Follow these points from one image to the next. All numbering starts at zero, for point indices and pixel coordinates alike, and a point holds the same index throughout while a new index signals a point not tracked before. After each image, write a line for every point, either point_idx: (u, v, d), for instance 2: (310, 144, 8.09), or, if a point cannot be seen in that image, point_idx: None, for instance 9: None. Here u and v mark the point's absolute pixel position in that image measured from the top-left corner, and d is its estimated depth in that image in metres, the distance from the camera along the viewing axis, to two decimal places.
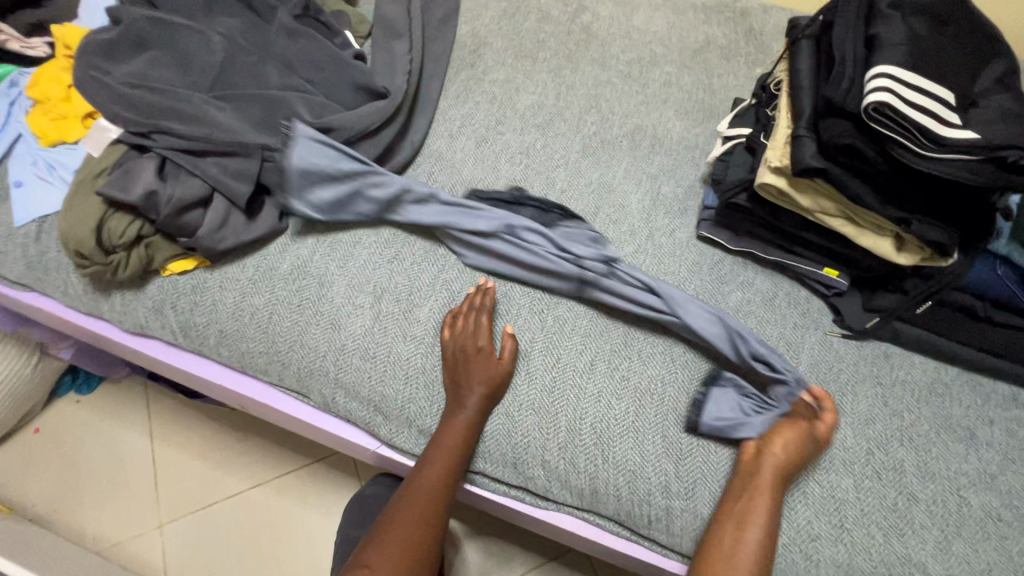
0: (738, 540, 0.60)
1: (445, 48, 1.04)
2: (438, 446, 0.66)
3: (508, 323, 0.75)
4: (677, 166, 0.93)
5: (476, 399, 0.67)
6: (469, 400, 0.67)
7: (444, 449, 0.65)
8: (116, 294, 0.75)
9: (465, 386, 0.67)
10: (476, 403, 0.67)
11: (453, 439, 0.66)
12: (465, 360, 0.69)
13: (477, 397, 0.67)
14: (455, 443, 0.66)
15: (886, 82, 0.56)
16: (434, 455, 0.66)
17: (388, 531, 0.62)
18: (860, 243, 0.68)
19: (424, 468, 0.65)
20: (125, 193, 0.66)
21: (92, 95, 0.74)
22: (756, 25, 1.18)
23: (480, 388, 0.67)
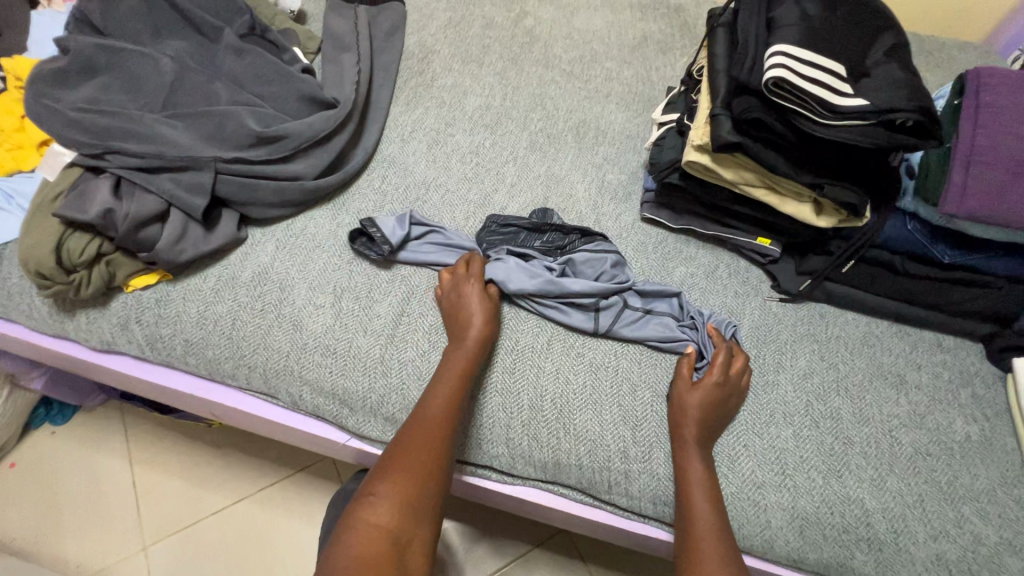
0: (685, 480, 0.65)
1: (394, 59, 1.08)
2: (443, 375, 0.68)
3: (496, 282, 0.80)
4: (621, 155, 0.99)
5: (476, 332, 0.71)
6: (470, 334, 0.71)
7: (450, 376, 0.68)
8: (81, 313, 0.77)
9: (468, 323, 0.72)
10: (477, 336, 0.71)
11: (457, 367, 0.68)
12: (461, 304, 0.74)
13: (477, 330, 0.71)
14: (457, 370, 0.68)
15: (781, 59, 0.61)
16: (439, 382, 0.68)
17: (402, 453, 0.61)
18: (783, 210, 0.74)
19: (431, 395, 0.66)
20: (82, 212, 0.69)
21: (44, 122, 0.76)
22: (690, 19, 1.24)
23: (479, 323, 0.72)
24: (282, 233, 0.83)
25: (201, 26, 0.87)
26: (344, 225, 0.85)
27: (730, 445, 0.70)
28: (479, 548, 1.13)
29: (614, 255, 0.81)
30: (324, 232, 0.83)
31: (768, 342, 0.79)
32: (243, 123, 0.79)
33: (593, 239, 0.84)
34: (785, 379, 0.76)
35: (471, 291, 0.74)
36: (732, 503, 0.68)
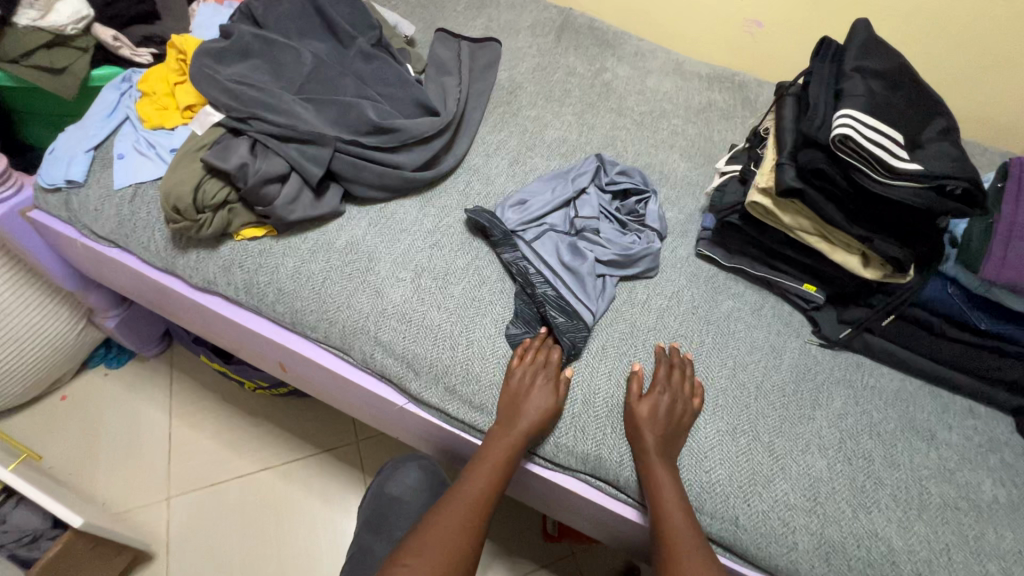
0: (650, 473, 0.70)
1: (488, 87, 1.21)
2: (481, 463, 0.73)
3: (634, 362, 0.82)
4: (681, 197, 1.08)
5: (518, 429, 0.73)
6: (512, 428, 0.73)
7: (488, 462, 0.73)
8: (192, 251, 0.86)
9: (517, 418, 0.73)
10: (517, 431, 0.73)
11: (498, 460, 0.72)
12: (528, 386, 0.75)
13: (526, 427, 0.73)
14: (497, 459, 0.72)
15: (848, 120, 0.70)
16: (477, 471, 0.73)
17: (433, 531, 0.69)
18: (832, 258, 0.81)
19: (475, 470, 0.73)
20: (223, 162, 0.80)
21: (201, 87, 0.89)
22: (751, 94, 1.37)
23: (529, 416, 0.73)
24: (376, 213, 0.93)
25: (339, 32, 1.01)
26: (430, 215, 0.94)
27: (765, 465, 0.74)
28: (486, 558, 1.14)
29: (518, 209, 0.94)
30: (411, 218, 0.93)
31: (806, 380, 0.84)
32: (364, 113, 0.91)
33: (515, 219, 0.92)
34: (821, 415, 0.80)
35: (536, 375, 0.76)
36: (762, 519, 0.71)
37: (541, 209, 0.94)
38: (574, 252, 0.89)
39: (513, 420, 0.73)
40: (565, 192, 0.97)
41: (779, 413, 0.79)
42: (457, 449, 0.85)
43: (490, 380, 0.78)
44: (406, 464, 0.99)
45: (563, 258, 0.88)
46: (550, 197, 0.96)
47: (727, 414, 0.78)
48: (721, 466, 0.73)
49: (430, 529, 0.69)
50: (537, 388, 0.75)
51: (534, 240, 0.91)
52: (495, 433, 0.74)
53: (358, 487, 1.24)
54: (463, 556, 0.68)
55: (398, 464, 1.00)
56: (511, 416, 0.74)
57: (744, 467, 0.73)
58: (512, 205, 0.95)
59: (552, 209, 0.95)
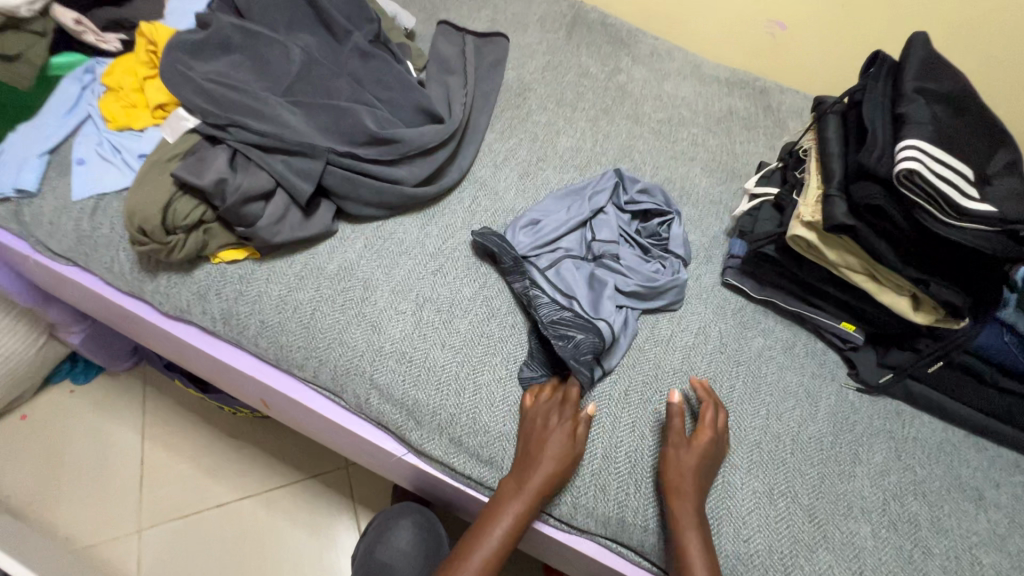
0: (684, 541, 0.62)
1: (494, 88, 1.11)
2: (493, 521, 0.64)
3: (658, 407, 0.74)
4: (704, 217, 1.00)
5: (536, 482, 0.64)
6: (530, 480, 0.64)
7: (502, 521, 0.64)
8: (163, 276, 0.76)
9: (536, 469, 0.65)
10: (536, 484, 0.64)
11: (512, 518, 0.64)
12: (551, 431, 0.66)
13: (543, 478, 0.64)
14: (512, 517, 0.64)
15: (914, 153, 0.62)
16: (487, 531, 0.64)
17: None
18: (879, 299, 0.73)
19: (485, 530, 0.64)
20: (198, 177, 0.69)
21: (173, 87, 0.78)
22: (775, 102, 1.28)
23: (550, 466, 0.65)
24: (372, 233, 0.83)
25: (332, 25, 0.90)
26: (432, 235, 0.85)
27: (806, 532, 0.67)
28: None
29: (529, 231, 0.84)
30: (412, 240, 0.84)
31: (844, 431, 0.77)
32: (360, 121, 0.81)
33: (526, 242, 0.83)
34: (862, 473, 0.73)
35: (559, 418, 0.68)
36: None
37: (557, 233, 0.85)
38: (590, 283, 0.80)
39: (529, 470, 0.65)
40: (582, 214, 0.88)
41: (816, 470, 0.72)
42: (460, 501, 0.77)
43: (500, 432, 0.70)
44: (398, 522, 0.91)
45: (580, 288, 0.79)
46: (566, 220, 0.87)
47: (763, 472, 0.71)
48: (759, 534, 0.66)
49: None
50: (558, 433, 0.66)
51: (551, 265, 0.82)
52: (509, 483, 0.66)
53: (348, 517, 1.16)
54: None
55: (388, 521, 0.91)
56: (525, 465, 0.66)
57: (784, 534, 0.67)
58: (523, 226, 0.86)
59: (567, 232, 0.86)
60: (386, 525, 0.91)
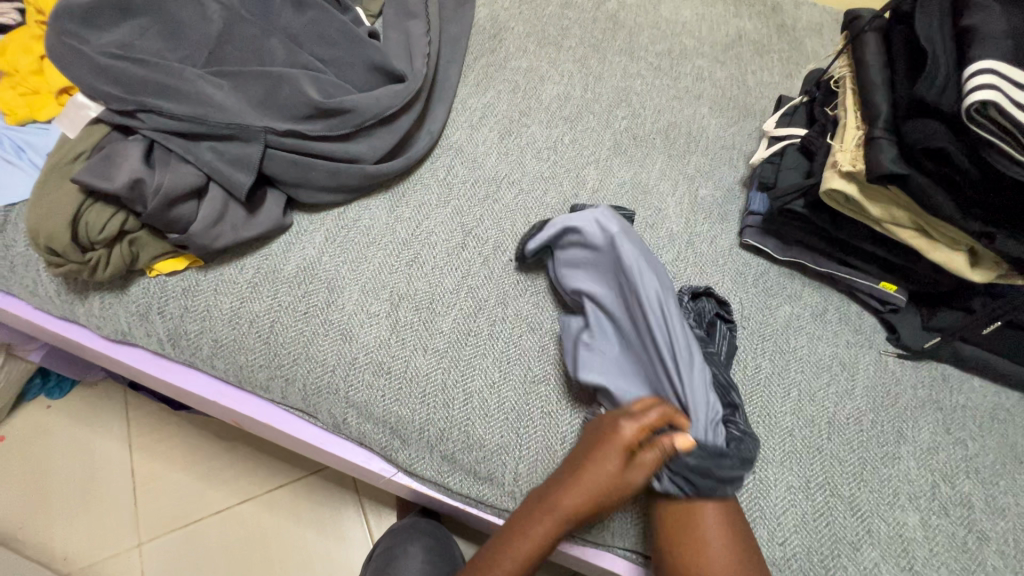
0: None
1: (464, 31, 0.94)
2: (569, 498, 0.53)
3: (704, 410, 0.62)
4: (716, 167, 0.86)
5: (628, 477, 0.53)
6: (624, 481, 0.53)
7: (583, 496, 0.53)
8: (95, 296, 0.66)
9: (584, 474, 0.53)
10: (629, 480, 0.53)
11: (593, 494, 0.53)
12: (584, 462, 0.54)
13: (569, 515, 0.53)
14: (590, 500, 0.53)
15: (991, 78, 0.49)
16: (562, 512, 0.53)
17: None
18: (929, 257, 0.63)
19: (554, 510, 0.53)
20: (107, 180, 0.57)
21: (68, 67, 0.64)
22: (788, 19, 1.10)
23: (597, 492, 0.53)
24: (333, 223, 0.71)
25: None
26: (404, 219, 0.73)
27: (848, 529, 0.60)
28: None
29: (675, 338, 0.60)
30: (381, 227, 0.72)
31: (885, 406, 0.68)
32: (301, 90, 0.67)
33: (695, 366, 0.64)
34: (907, 453, 0.65)
35: (610, 455, 0.53)
36: None
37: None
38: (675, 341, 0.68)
39: (559, 501, 0.53)
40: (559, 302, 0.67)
41: (857, 456, 0.64)
42: (467, 518, 0.70)
43: (497, 445, 0.61)
44: (406, 550, 0.82)
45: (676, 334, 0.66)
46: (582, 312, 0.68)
47: (798, 464, 0.63)
48: (796, 535, 0.59)
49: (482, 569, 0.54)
50: (615, 473, 0.53)
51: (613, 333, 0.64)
52: (531, 510, 0.55)
53: (354, 512, 1.09)
54: None
55: (396, 545, 0.83)
56: (559, 497, 0.54)
57: (824, 534, 0.60)
58: (539, 285, 0.70)
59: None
60: (395, 552, 0.83)
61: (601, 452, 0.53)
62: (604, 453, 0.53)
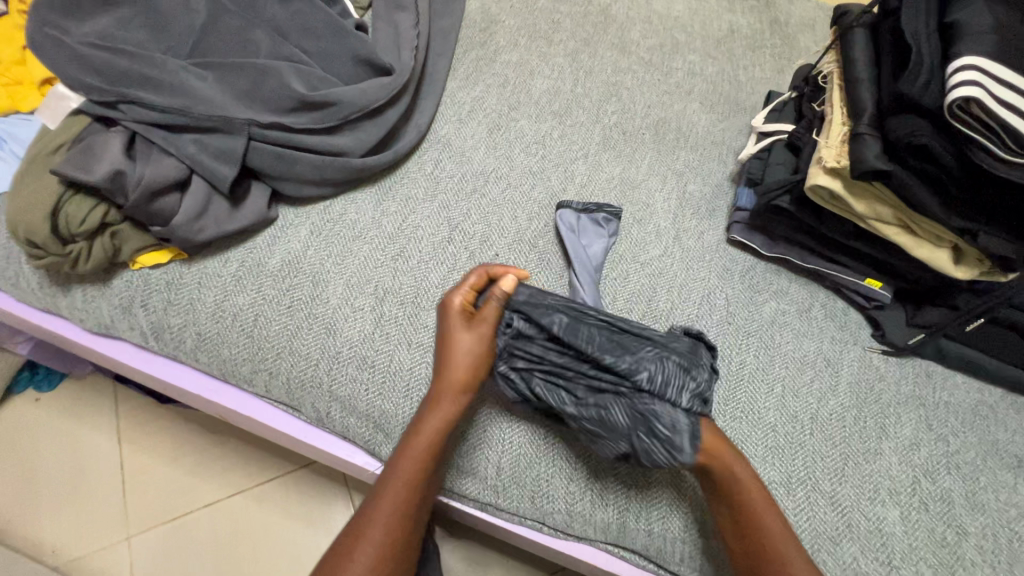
0: None
1: (454, 24, 0.93)
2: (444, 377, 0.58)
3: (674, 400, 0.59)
4: (705, 162, 0.86)
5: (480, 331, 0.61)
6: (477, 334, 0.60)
7: (453, 366, 0.59)
8: (77, 289, 0.65)
9: (450, 347, 0.59)
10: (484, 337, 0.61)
11: (463, 360, 0.59)
12: (444, 343, 0.60)
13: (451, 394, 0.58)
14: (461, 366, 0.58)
15: (973, 74, 0.49)
16: (441, 394, 0.58)
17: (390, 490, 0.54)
18: (913, 254, 0.63)
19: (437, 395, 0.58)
20: (86, 172, 0.57)
21: (48, 57, 0.64)
22: (781, 15, 1.09)
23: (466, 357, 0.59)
24: (319, 216, 0.71)
25: None
26: (389, 213, 0.73)
27: (828, 523, 0.60)
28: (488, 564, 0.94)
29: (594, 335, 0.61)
30: (366, 221, 0.72)
31: (868, 402, 0.68)
32: (286, 82, 0.67)
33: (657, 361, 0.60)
34: (889, 449, 0.65)
35: (455, 324, 0.61)
36: None
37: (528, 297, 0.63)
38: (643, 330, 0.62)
39: (439, 379, 0.59)
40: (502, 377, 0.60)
41: (839, 451, 0.64)
42: (453, 513, 0.70)
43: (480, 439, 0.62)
44: None
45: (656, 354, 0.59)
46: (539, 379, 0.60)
47: (780, 459, 0.63)
48: None
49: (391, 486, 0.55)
50: (464, 337, 0.60)
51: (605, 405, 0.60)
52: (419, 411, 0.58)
53: (343, 506, 1.09)
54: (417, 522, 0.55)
55: None
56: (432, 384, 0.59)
57: (804, 528, 0.60)
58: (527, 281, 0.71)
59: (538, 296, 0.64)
60: None
61: (453, 326, 0.61)
62: (460, 328, 0.60)
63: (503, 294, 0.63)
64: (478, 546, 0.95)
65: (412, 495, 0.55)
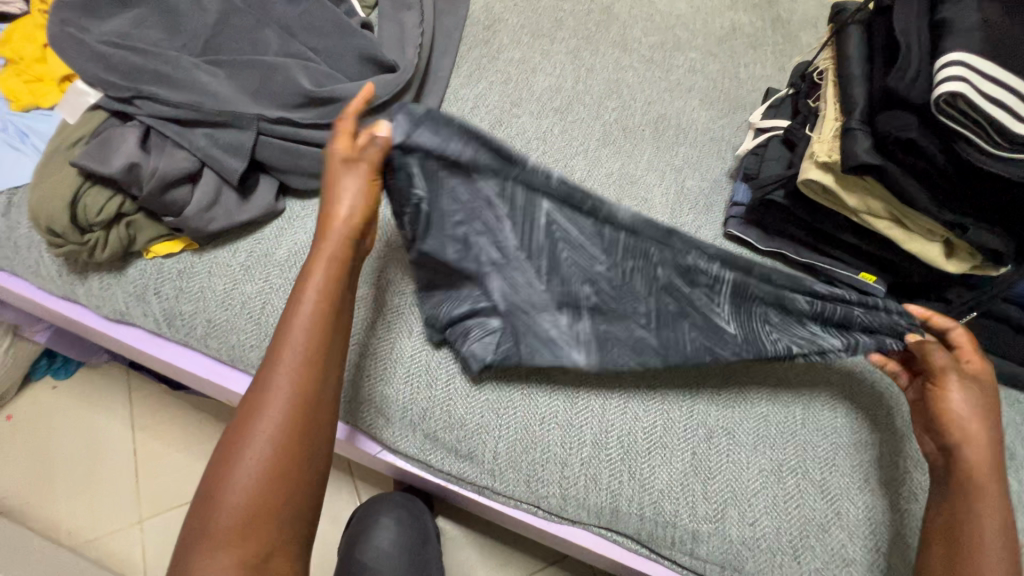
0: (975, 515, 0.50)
1: (458, 23, 0.95)
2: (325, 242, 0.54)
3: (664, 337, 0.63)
4: (703, 158, 0.87)
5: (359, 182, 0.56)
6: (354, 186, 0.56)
7: (336, 222, 0.54)
8: (95, 277, 0.68)
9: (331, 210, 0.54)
10: (364, 187, 0.56)
11: (346, 213, 0.54)
12: (329, 201, 0.55)
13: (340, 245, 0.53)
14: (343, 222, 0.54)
15: (959, 70, 0.50)
16: (322, 251, 0.53)
17: (282, 355, 0.48)
18: (905, 248, 0.64)
19: (317, 257, 0.53)
20: (104, 164, 0.60)
21: (69, 55, 0.67)
22: (784, 12, 1.10)
23: (348, 206, 0.55)
24: None
25: None
26: None
27: (819, 511, 0.62)
28: (486, 552, 0.96)
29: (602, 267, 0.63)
30: None
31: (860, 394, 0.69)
32: (294, 79, 0.69)
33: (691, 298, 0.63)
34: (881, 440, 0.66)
35: (337, 180, 0.55)
36: None
37: (499, 227, 0.63)
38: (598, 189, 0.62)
39: (325, 238, 0.54)
40: (481, 278, 0.65)
41: (830, 442, 0.66)
42: (453, 497, 0.72)
43: (477, 424, 0.64)
44: (380, 520, 0.84)
45: (642, 281, 0.63)
46: (515, 279, 0.64)
47: (772, 448, 0.65)
48: (766, 516, 0.61)
49: (281, 350, 0.48)
50: (344, 187, 0.55)
51: (569, 312, 0.64)
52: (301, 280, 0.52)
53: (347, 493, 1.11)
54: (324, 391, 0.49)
55: (371, 519, 0.84)
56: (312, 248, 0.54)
57: (793, 515, 0.61)
58: None
59: (471, 164, 0.62)
60: (372, 521, 0.84)
61: (332, 189, 0.55)
62: (344, 188, 0.55)
63: (386, 141, 0.57)
64: (478, 534, 0.97)
65: (308, 370, 0.48)
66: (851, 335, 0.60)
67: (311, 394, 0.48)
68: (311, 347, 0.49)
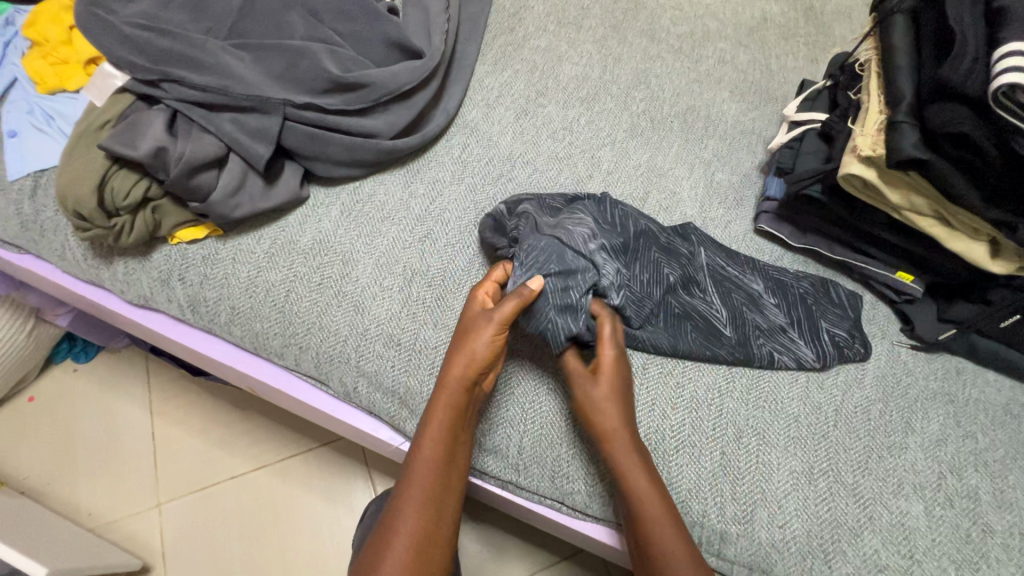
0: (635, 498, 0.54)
1: (483, 9, 0.94)
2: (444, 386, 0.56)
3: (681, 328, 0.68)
4: (734, 152, 0.85)
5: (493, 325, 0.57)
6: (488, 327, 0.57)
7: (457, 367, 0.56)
8: (119, 262, 0.68)
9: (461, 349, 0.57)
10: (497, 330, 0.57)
11: (465, 361, 0.56)
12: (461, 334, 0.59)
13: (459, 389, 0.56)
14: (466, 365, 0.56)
15: (1021, 60, 0.47)
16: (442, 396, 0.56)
17: (407, 500, 0.53)
18: (948, 247, 0.62)
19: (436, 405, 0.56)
20: (132, 147, 0.59)
21: (97, 37, 0.66)
22: (817, 3, 1.07)
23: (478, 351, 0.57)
24: (349, 197, 0.72)
25: None
26: (417, 195, 0.74)
27: (850, 515, 0.60)
28: (500, 545, 0.96)
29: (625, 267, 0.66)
30: (395, 202, 0.73)
31: (895, 397, 0.67)
32: (321, 64, 0.68)
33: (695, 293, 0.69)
34: (915, 444, 0.64)
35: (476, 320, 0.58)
36: None
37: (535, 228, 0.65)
38: (630, 216, 0.71)
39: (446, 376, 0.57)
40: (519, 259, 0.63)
41: (862, 445, 0.64)
42: (473, 490, 0.71)
43: (503, 418, 0.63)
44: None
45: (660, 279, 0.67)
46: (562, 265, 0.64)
47: (803, 450, 0.63)
48: (797, 519, 0.60)
49: (405, 493, 0.53)
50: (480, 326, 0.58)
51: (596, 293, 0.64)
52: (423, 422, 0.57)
53: (362, 483, 1.11)
54: (443, 533, 0.54)
55: None
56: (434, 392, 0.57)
57: (824, 518, 0.60)
58: None
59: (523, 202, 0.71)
60: None
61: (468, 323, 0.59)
62: (477, 323, 0.58)
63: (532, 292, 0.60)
64: (493, 527, 0.97)
65: (427, 516, 0.53)
66: (821, 343, 0.68)
67: (439, 548, 0.53)
68: (431, 493, 0.54)
